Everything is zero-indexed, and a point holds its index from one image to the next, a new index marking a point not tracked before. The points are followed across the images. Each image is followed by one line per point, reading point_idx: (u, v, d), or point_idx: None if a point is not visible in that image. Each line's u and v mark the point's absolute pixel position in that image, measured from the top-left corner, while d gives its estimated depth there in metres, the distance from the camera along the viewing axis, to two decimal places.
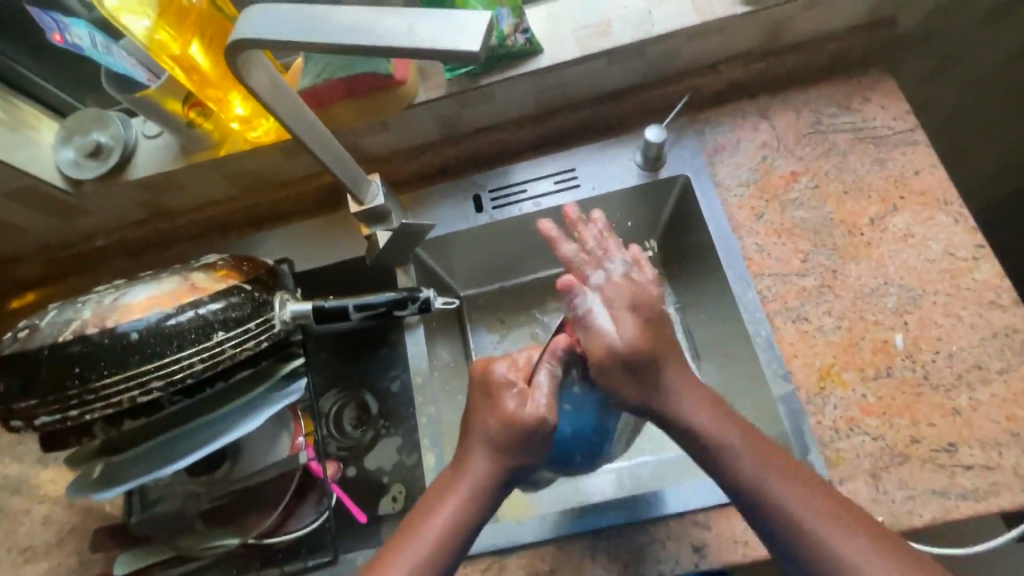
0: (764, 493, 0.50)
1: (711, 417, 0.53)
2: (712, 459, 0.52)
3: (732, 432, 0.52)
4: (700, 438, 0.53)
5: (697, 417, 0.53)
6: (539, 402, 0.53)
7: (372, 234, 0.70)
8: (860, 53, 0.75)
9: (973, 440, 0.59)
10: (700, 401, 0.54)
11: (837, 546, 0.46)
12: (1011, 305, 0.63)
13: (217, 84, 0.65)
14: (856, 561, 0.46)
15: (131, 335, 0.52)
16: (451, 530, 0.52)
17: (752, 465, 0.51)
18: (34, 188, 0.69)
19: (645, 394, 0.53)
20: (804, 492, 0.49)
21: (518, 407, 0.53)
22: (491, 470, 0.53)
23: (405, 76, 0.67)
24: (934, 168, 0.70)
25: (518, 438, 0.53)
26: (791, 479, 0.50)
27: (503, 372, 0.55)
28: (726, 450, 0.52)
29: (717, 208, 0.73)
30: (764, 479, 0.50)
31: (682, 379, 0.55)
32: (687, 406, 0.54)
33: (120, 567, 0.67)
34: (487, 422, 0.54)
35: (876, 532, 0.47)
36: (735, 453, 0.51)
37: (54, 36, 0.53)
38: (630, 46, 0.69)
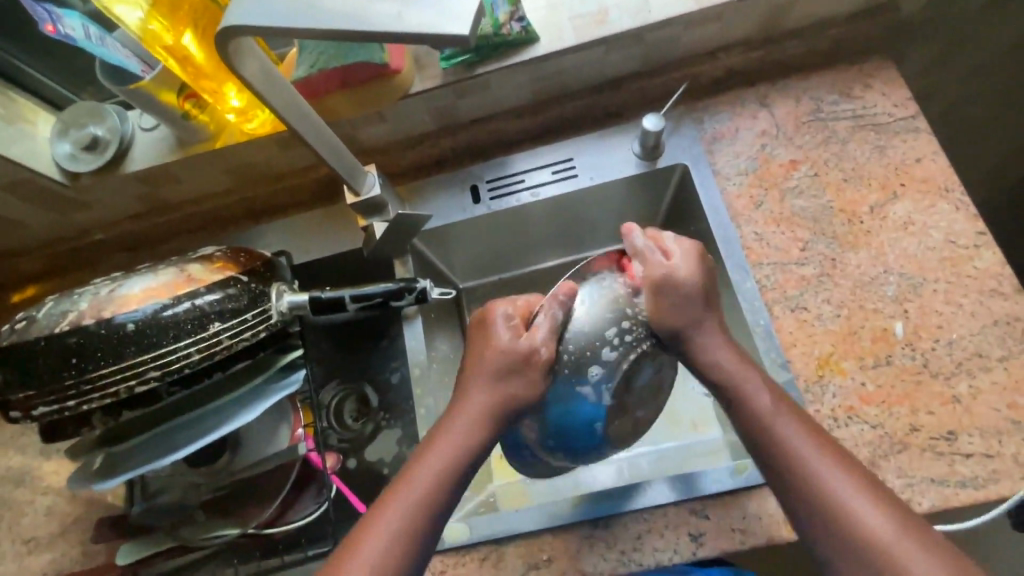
0: (774, 429, 0.51)
1: (736, 360, 0.55)
2: (732, 402, 0.54)
3: (756, 377, 0.54)
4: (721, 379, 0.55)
5: (723, 360, 0.55)
6: (532, 343, 0.54)
7: (368, 225, 0.70)
8: (862, 39, 0.74)
9: (973, 428, 0.59)
10: (733, 351, 0.56)
11: (832, 484, 0.47)
12: (1013, 293, 0.63)
13: (211, 75, 0.64)
14: (849, 500, 0.46)
15: (127, 326, 0.52)
16: (436, 485, 0.51)
17: (770, 404, 0.52)
18: (31, 181, 0.69)
19: (690, 324, 0.55)
20: (812, 434, 0.51)
21: (510, 340, 0.55)
22: (477, 426, 0.53)
23: (400, 66, 0.67)
24: (935, 155, 0.69)
25: (513, 375, 0.54)
26: (805, 424, 0.51)
27: (503, 316, 0.56)
28: (743, 389, 0.53)
29: (715, 197, 0.72)
30: (774, 415, 0.52)
31: (718, 326, 0.57)
32: (714, 353, 0.55)
33: (122, 558, 0.68)
34: (484, 360, 0.54)
35: (873, 484, 0.48)
36: (751, 391, 0.53)
37: (47, 27, 0.52)
38: (628, 34, 0.68)
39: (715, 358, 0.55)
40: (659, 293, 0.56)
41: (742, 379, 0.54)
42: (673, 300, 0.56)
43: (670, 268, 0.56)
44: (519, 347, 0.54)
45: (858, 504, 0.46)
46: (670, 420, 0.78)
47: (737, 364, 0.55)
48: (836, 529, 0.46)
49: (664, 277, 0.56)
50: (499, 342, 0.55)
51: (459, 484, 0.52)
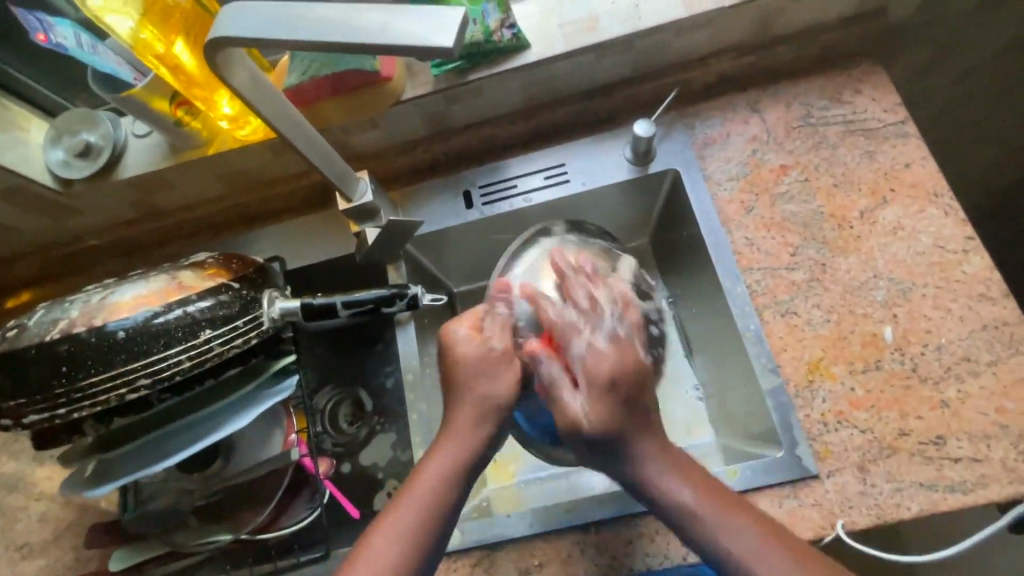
0: (722, 548, 0.48)
1: (667, 473, 0.51)
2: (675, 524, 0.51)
3: (690, 489, 0.51)
4: (657, 499, 0.51)
5: (659, 477, 0.51)
6: (491, 344, 0.58)
7: (360, 231, 0.70)
8: (851, 45, 0.74)
9: (961, 433, 0.60)
10: (664, 463, 0.52)
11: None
12: (1002, 298, 0.63)
13: (203, 84, 0.65)
14: None
15: (118, 333, 0.52)
16: (440, 488, 0.53)
17: (712, 519, 0.49)
18: (25, 188, 0.70)
19: (613, 456, 0.52)
20: (760, 539, 0.48)
21: (470, 346, 0.58)
22: (477, 424, 0.56)
23: (391, 74, 0.68)
24: (924, 160, 0.69)
25: (493, 374, 0.57)
26: (751, 530, 0.49)
27: (461, 331, 0.59)
28: (682, 508, 0.50)
29: (706, 203, 0.72)
30: (721, 532, 0.49)
31: (651, 445, 0.52)
32: (650, 469, 0.51)
33: (115, 563, 0.68)
34: (466, 363, 0.58)
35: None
36: (686, 503, 0.50)
37: (38, 36, 0.53)
38: (618, 40, 0.69)
39: (647, 474, 0.52)
40: (572, 435, 0.53)
41: (674, 495, 0.51)
42: (582, 445, 0.53)
43: (574, 412, 0.52)
44: (485, 349, 0.58)
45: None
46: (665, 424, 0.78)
47: (670, 476, 0.51)
48: None
49: (570, 422, 0.53)
50: (462, 350, 0.58)
51: (464, 482, 0.54)
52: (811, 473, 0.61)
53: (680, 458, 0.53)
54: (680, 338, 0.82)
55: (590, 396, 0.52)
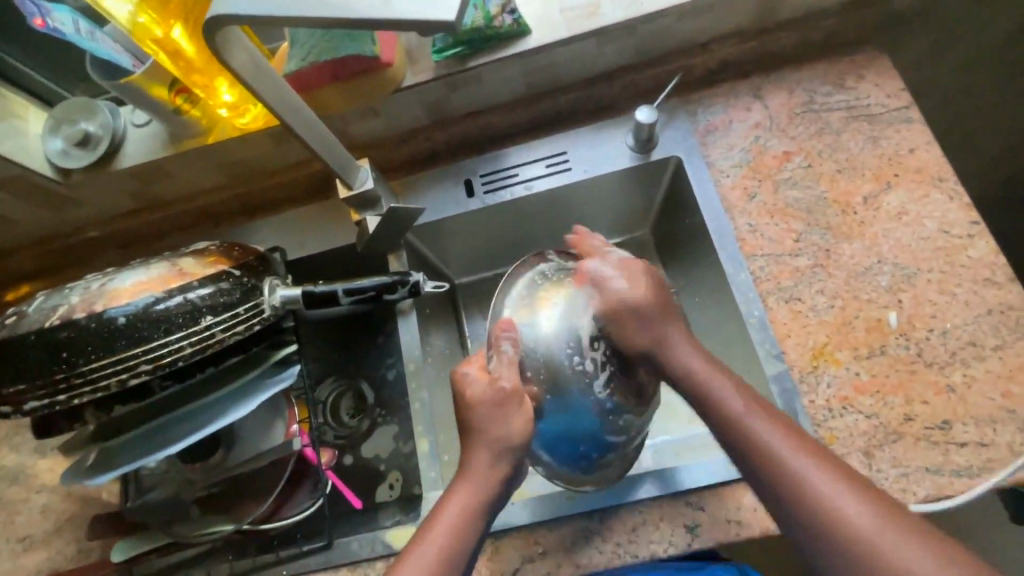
0: (750, 433, 0.50)
1: (704, 364, 0.55)
2: (702, 405, 0.54)
3: (723, 379, 0.54)
4: (692, 383, 0.54)
5: (692, 361, 0.55)
6: (502, 383, 0.56)
7: (362, 220, 0.70)
8: (855, 30, 0.74)
9: (967, 417, 0.59)
10: (697, 352, 0.56)
11: (817, 482, 0.46)
12: (1007, 282, 0.63)
13: (202, 70, 0.64)
14: (825, 492, 0.46)
15: (119, 320, 0.51)
16: (457, 526, 0.52)
17: (738, 403, 0.52)
18: (24, 178, 0.69)
19: (654, 339, 0.57)
20: (785, 430, 0.50)
21: (478, 388, 0.56)
22: (495, 466, 0.54)
23: (392, 58, 0.66)
24: (929, 146, 0.69)
25: (502, 411, 0.55)
26: (778, 420, 0.50)
27: (467, 369, 0.58)
28: (713, 390, 0.53)
29: (709, 190, 0.72)
30: (747, 413, 0.51)
31: (682, 338, 0.57)
32: (682, 360, 0.56)
33: (117, 553, 0.68)
34: (472, 412, 0.55)
35: (855, 480, 0.47)
36: (717, 388, 0.53)
37: (35, 20, 0.52)
38: (620, 25, 0.68)
39: (685, 363, 0.55)
40: (615, 317, 0.58)
41: (709, 380, 0.54)
42: (630, 320, 0.57)
43: (625, 293, 0.58)
44: (486, 393, 0.55)
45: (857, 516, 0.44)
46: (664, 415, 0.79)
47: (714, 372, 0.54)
48: (813, 523, 0.45)
49: (621, 303, 0.58)
50: (474, 391, 0.56)
51: (484, 518, 0.53)
52: None
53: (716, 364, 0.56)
54: None
55: (631, 279, 0.59)
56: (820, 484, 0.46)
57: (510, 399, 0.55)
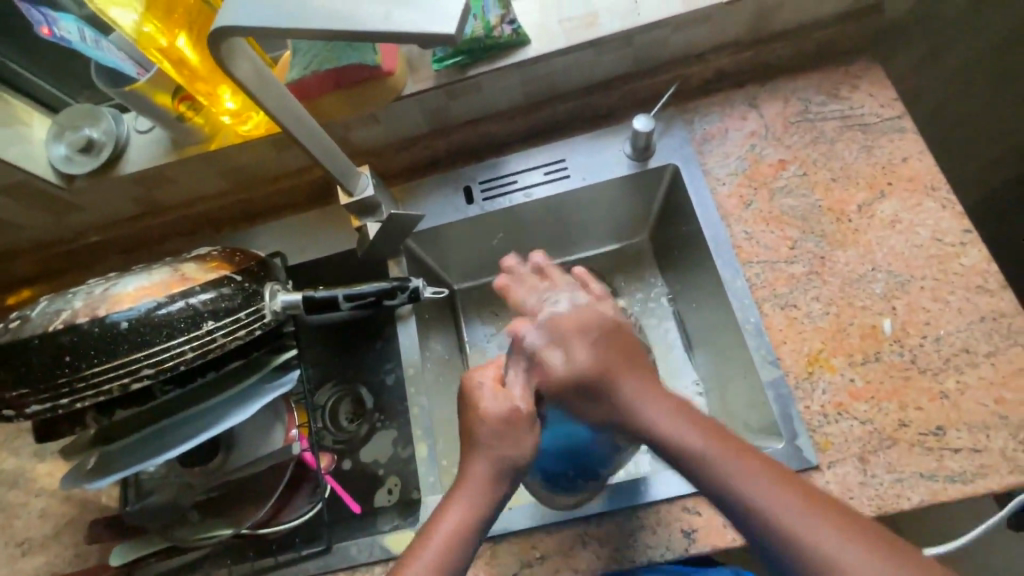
0: (736, 493, 0.46)
1: (670, 414, 0.52)
2: (675, 459, 0.50)
3: (694, 431, 0.50)
4: (664, 441, 0.51)
5: (653, 416, 0.52)
6: (518, 403, 0.54)
7: (361, 226, 0.70)
8: (848, 41, 0.75)
9: (961, 423, 0.60)
10: (660, 403, 0.53)
11: (807, 534, 0.43)
12: (999, 289, 0.63)
13: (205, 78, 0.65)
14: (820, 542, 0.42)
15: (121, 324, 0.52)
16: (456, 537, 0.50)
17: (712, 452, 0.49)
18: (27, 184, 0.70)
19: (604, 409, 0.54)
20: (767, 474, 0.46)
21: (491, 403, 0.54)
22: (495, 475, 0.52)
23: (393, 67, 0.67)
24: (921, 155, 0.70)
25: (511, 432, 0.53)
26: (759, 465, 0.47)
27: (483, 376, 0.56)
28: (683, 440, 0.50)
29: (705, 199, 0.73)
30: (722, 462, 0.48)
31: (637, 391, 0.54)
32: (644, 415, 0.52)
33: (117, 557, 0.68)
34: (478, 426, 0.54)
35: (853, 523, 0.43)
36: (693, 446, 0.49)
37: (42, 29, 0.53)
38: (617, 36, 0.69)
39: (646, 418, 0.52)
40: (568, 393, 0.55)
41: (682, 434, 0.50)
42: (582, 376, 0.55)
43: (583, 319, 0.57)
44: (495, 410, 0.54)
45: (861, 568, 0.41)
46: None
47: (687, 423, 0.51)
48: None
49: (577, 323, 0.57)
50: (487, 405, 0.54)
51: (483, 528, 0.52)
52: (812, 464, 0.61)
53: (684, 408, 0.53)
54: (679, 335, 0.82)
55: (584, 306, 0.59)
56: (822, 543, 0.42)
57: (522, 421, 0.53)
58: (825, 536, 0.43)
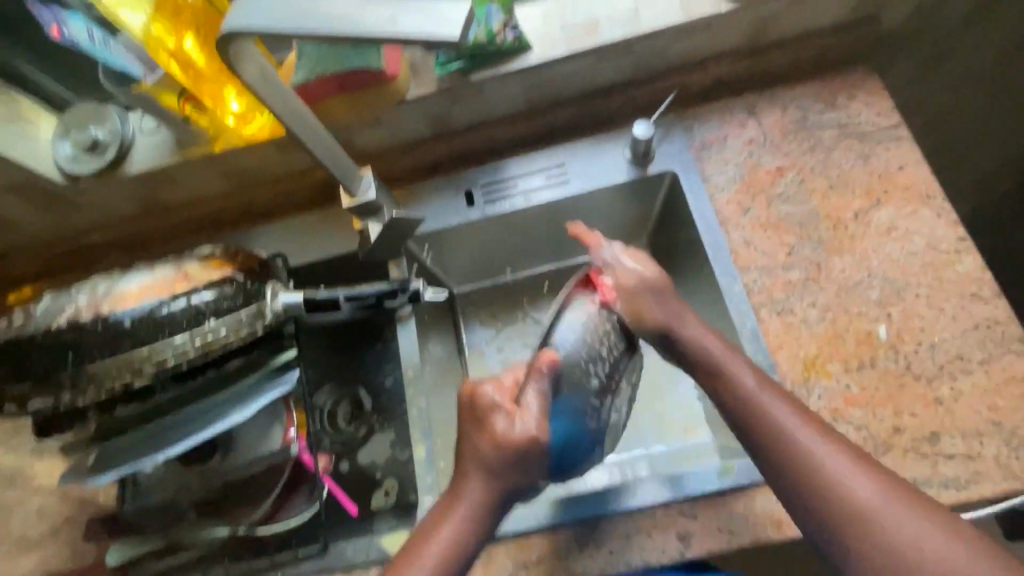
0: (778, 433, 0.51)
1: (721, 346, 0.57)
2: (715, 389, 0.55)
3: (739, 361, 0.56)
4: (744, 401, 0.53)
5: (708, 342, 0.57)
6: (532, 427, 0.52)
7: (363, 228, 0.71)
8: (846, 52, 0.76)
9: (955, 430, 0.60)
10: (720, 342, 0.57)
11: (842, 474, 0.47)
12: (993, 297, 0.64)
13: (211, 79, 0.65)
14: (853, 485, 0.47)
15: (124, 322, 0.53)
16: (449, 549, 0.52)
17: (753, 384, 0.54)
18: (32, 182, 0.70)
19: (669, 322, 0.59)
20: (799, 416, 0.52)
21: (505, 428, 0.52)
22: (488, 488, 0.52)
23: (396, 72, 0.68)
24: (917, 164, 0.71)
25: (514, 458, 0.51)
26: (797, 410, 0.52)
27: (492, 393, 0.53)
28: (727, 364, 0.55)
29: (704, 204, 0.74)
30: (762, 395, 0.53)
31: (696, 318, 0.60)
32: (705, 344, 0.57)
33: (111, 556, 0.68)
34: (478, 446, 0.53)
35: (882, 472, 0.48)
36: (774, 411, 0.52)
37: (51, 29, 0.55)
38: (618, 44, 0.70)
39: (700, 344, 0.57)
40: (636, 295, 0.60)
41: (761, 398, 0.53)
42: (647, 300, 0.60)
43: (639, 274, 0.61)
44: (497, 438, 0.52)
45: (887, 509, 0.45)
46: (660, 425, 0.80)
47: (762, 388, 0.54)
48: (851, 519, 0.46)
49: (638, 284, 0.60)
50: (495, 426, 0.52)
51: (476, 537, 0.53)
52: None
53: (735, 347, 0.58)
54: None
55: (638, 263, 0.62)
56: (852, 482, 0.47)
57: (535, 450, 0.52)
58: (863, 483, 0.47)
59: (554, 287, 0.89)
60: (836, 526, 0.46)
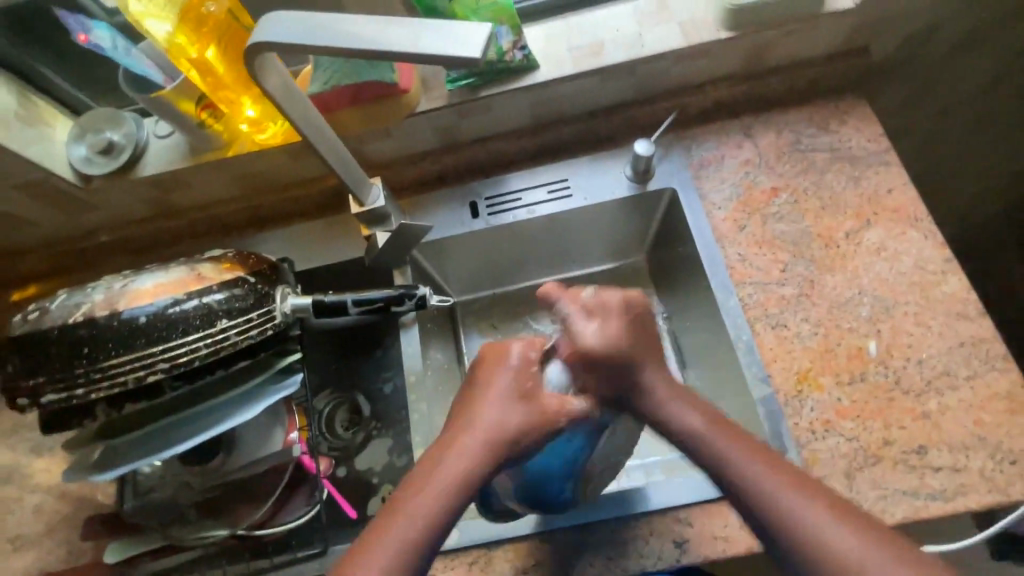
0: (739, 475, 0.50)
1: (669, 392, 0.56)
2: (673, 436, 0.54)
3: (690, 409, 0.54)
4: (705, 452, 0.52)
5: (660, 391, 0.56)
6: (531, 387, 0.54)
7: (372, 235, 0.73)
8: (838, 79, 0.79)
9: (942, 443, 0.62)
10: (679, 398, 0.55)
11: (809, 516, 0.46)
12: (978, 316, 0.67)
13: (230, 87, 0.68)
14: (823, 526, 0.45)
15: (139, 319, 0.53)
16: (452, 483, 0.50)
17: (702, 425, 0.53)
18: (46, 182, 0.71)
19: (619, 383, 0.56)
20: (760, 455, 0.50)
21: (510, 384, 0.54)
22: (504, 423, 0.52)
23: (408, 86, 0.71)
24: (905, 187, 0.74)
25: (526, 411, 0.52)
26: (755, 449, 0.51)
27: (517, 350, 0.56)
28: (677, 415, 0.54)
29: (702, 220, 0.76)
30: (716, 437, 0.52)
31: (660, 377, 0.56)
32: (656, 393, 0.55)
33: (109, 555, 0.69)
34: (495, 384, 0.54)
35: (846, 507, 0.47)
36: (737, 459, 0.50)
37: (78, 36, 0.56)
38: (622, 65, 0.73)
39: (652, 394, 0.56)
40: (585, 361, 0.55)
41: (721, 445, 0.51)
42: (596, 368, 0.55)
43: (594, 337, 0.56)
44: (521, 391, 0.54)
45: (857, 548, 0.44)
46: (654, 435, 0.82)
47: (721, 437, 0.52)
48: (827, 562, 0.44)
49: (594, 352, 0.55)
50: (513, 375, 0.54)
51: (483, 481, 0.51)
52: None
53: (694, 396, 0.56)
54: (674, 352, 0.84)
55: (603, 320, 0.57)
56: (819, 525, 0.45)
57: (547, 423, 0.52)
58: (829, 527, 0.45)
59: None
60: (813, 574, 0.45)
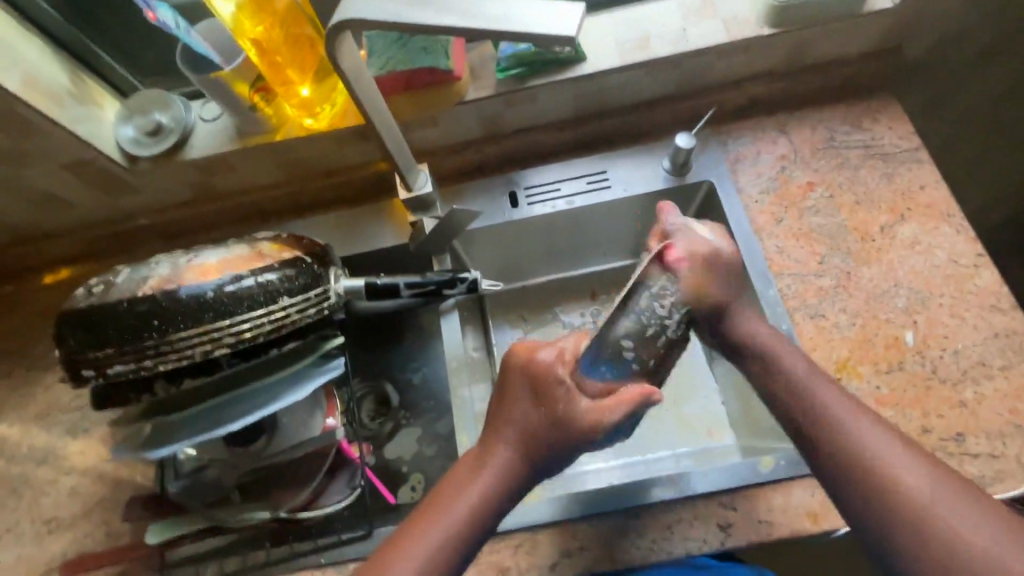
0: (821, 407, 0.55)
1: (769, 335, 0.61)
2: (767, 369, 0.60)
3: (788, 350, 0.60)
4: (794, 385, 0.57)
5: (758, 332, 0.62)
6: (561, 406, 0.54)
7: (417, 222, 0.74)
8: (871, 79, 0.82)
9: (979, 431, 0.64)
10: (768, 331, 0.62)
11: (879, 448, 0.51)
12: (1011, 308, 0.69)
13: (291, 65, 0.68)
14: (891, 463, 0.50)
15: (206, 293, 0.54)
16: (480, 504, 0.53)
17: (801, 365, 0.58)
18: (93, 162, 0.72)
19: (727, 299, 0.63)
20: (843, 395, 0.55)
21: (532, 410, 0.54)
22: (524, 449, 0.54)
23: (461, 73, 0.73)
24: (937, 184, 0.76)
25: (550, 436, 0.53)
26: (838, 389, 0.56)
27: (544, 357, 0.55)
28: (771, 351, 0.60)
29: (739, 212, 0.78)
30: (808, 377, 0.57)
31: (751, 312, 0.64)
32: (752, 329, 0.62)
33: (151, 536, 0.68)
34: (518, 403, 0.55)
35: (916, 451, 0.51)
36: (823, 394, 0.55)
37: (147, 15, 0.56)
38: (666, 59, 0.75)
39: (753, 331, 0.62)
40: (708, 259, 0.62)
41: (809, 383, 0.57)
42: (713, 274, 0.62)
43: (711, 245, 0.63)
44: (547, 413, 0.54)
45: (919, 482, 0.48)
46: (683, 426, 0.83)
47: (801, 364, 0.59)
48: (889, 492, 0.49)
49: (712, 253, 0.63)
50: (531, 406, 0.54)
51: (506, 499, 0.54)
52: None
53: (782, 338, 0.62)
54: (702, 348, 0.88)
55: (712, 233, 0.65)
56: (888, 458, 0.50)
57: (577, 440, 0.53)
58: (898, 462, 0.50)
59: (584, 290, 0.92)
60: (872, 502, 0.49)
